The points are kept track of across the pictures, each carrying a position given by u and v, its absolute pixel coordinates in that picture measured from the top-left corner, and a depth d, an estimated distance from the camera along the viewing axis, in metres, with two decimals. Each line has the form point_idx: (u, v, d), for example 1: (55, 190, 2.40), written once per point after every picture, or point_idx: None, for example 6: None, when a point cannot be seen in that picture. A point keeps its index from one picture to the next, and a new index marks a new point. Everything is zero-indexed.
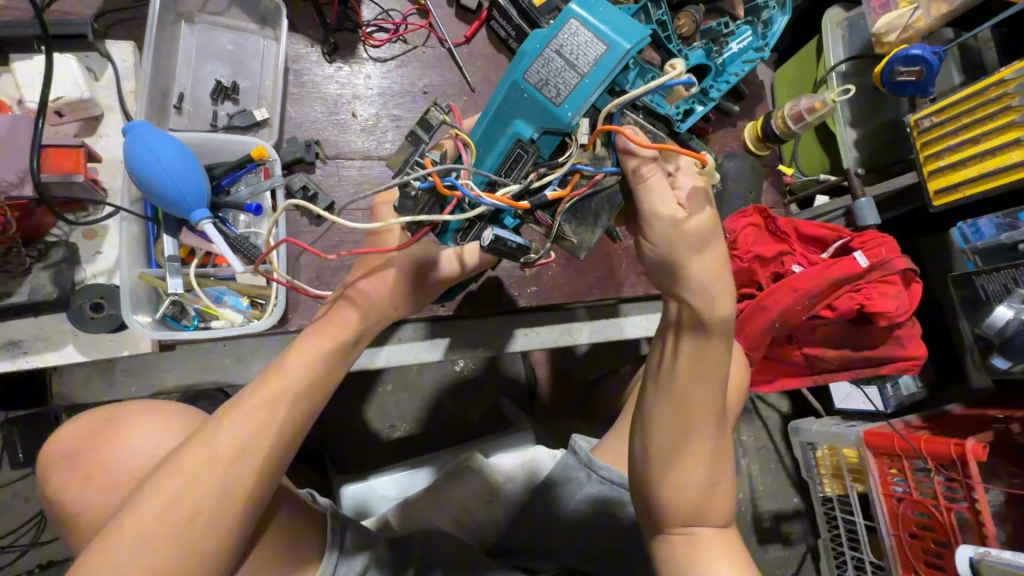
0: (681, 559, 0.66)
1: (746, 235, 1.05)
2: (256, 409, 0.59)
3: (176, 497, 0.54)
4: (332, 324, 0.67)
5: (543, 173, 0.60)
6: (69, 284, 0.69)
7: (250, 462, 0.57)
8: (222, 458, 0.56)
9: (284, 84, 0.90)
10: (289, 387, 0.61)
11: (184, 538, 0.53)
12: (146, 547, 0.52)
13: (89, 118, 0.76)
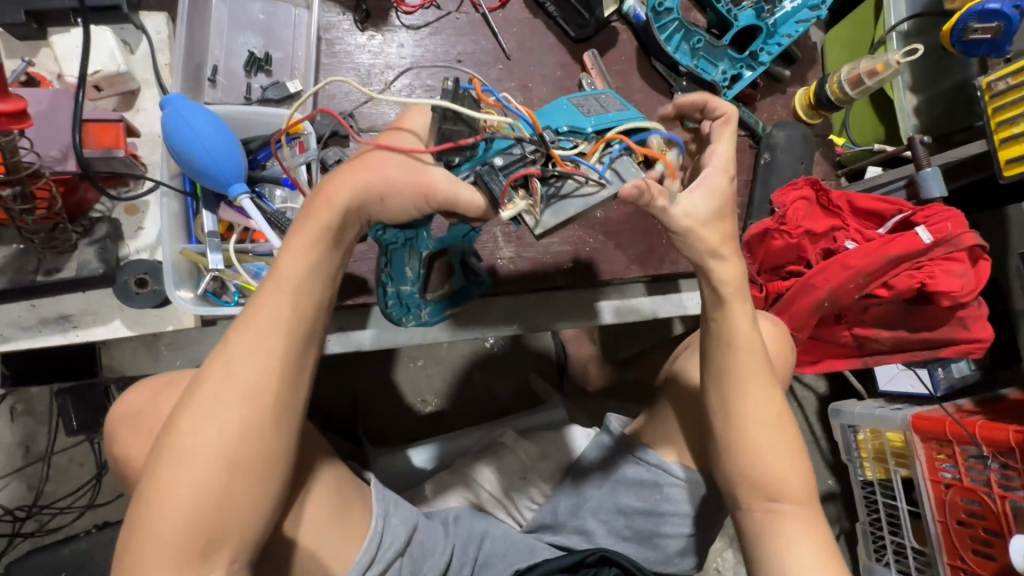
0: (767, 531, 0.69)
1: (797, 209, 0.99)
2: (266, 321, 0.58)
3: (211, 411, 0.55)
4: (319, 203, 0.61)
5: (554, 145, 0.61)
6: (114, 259, 0.69)
7: (270, 370, 0.58)
8: (244, 371, 0.56)
9: (317, 55, 0.87)
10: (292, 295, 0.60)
11: (228, 447, 0.55)
12: (192, 464, 0.54)
13: (126, 92, 0.75)
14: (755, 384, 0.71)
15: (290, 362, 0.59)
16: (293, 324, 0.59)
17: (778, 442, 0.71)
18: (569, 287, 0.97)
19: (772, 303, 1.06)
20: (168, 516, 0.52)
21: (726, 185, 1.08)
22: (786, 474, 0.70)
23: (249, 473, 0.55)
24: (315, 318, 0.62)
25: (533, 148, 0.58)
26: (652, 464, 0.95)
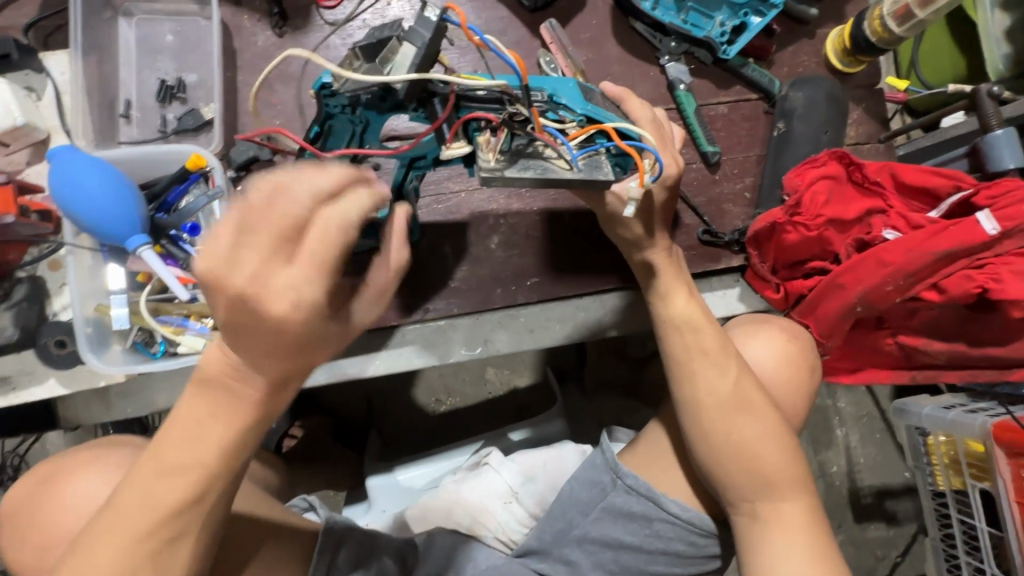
0: (757, 535, 0.71)
1: (816, 192, 0.79)
2: (178, 457, 0.46)
3: (114, 523, 0.48)
4: (223, 345, 0.42)
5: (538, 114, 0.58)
6: (35, 321, 0.69)
7: (190, 498, 0.48)
8: (154, 498, 0.47)
9: (232, 71, 0.80)
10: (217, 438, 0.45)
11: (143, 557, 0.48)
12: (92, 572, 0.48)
13: (37, 143, 0.73)
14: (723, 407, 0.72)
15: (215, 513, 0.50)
16: (214, 464, 0.46)
17: (762, 451, 0.72)
18: (539, 301, 0.87)
19: (793, 306, 0.86)
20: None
21: (730, 166, 0.90)
22: (774, 476, 0.71)
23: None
24: (244, 453, 0.48)
25: (525, 112, 0.56)
26: (641, 493, 0.87)
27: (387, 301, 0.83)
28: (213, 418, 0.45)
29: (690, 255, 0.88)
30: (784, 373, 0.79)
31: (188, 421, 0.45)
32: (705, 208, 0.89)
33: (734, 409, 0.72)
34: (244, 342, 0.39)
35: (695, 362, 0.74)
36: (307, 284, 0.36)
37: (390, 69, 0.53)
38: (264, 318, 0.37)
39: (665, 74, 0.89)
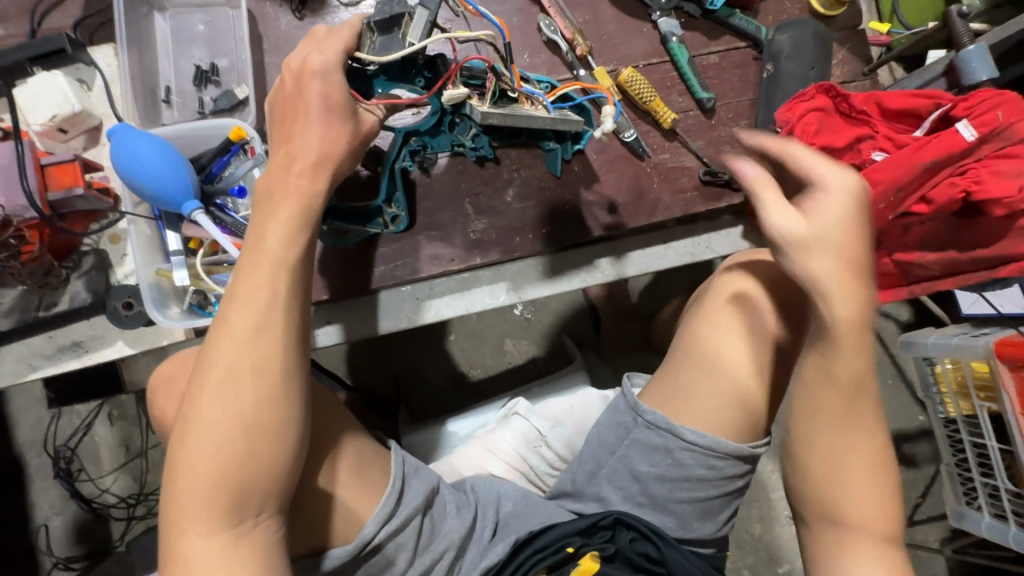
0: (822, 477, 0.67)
1: (807, 123, 0.84)
2: (257, 286, 0.56)
3: (224, 386, 0.54)
4: (283, 163, 0.61)
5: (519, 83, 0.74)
6: (103, 287, 0.76)
7: (271, 334, 0.56)
8: (244, 340, 0.55)
9: (259, 53, 0.87)
10: (278, 256, 0.58)
11: (240, 410, 0.54)
12: (209, 440, 0.53)
13: (91, 128, 0.80)
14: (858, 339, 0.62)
15: (293, 365, 0.56)
16: (284, 282, 0.58)
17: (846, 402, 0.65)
18: (554, 251, 0.94)
19: None
20: (195, 485, 0.53)
21: (725, 110, 0.96)
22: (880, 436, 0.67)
23: (265, 448, 0.54)
24: (304, 277, 0.60)
25: (508, 74, 0.70)
26: (660, 426, 0.92)
27: (414, 260, 0.89)
28: (274, 240, 0.58)
29: (693, 196, 0.94)
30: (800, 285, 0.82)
31: (253, 248, 0.58)
32: (705, 151, 0.95)
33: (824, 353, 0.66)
34: (309, 157, 0.62)
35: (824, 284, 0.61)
36: (333, 125, 0.62)
37: (405, 38, 0.62)
38: (313, 73, 0.61)
39: (657, 29, 0.95)
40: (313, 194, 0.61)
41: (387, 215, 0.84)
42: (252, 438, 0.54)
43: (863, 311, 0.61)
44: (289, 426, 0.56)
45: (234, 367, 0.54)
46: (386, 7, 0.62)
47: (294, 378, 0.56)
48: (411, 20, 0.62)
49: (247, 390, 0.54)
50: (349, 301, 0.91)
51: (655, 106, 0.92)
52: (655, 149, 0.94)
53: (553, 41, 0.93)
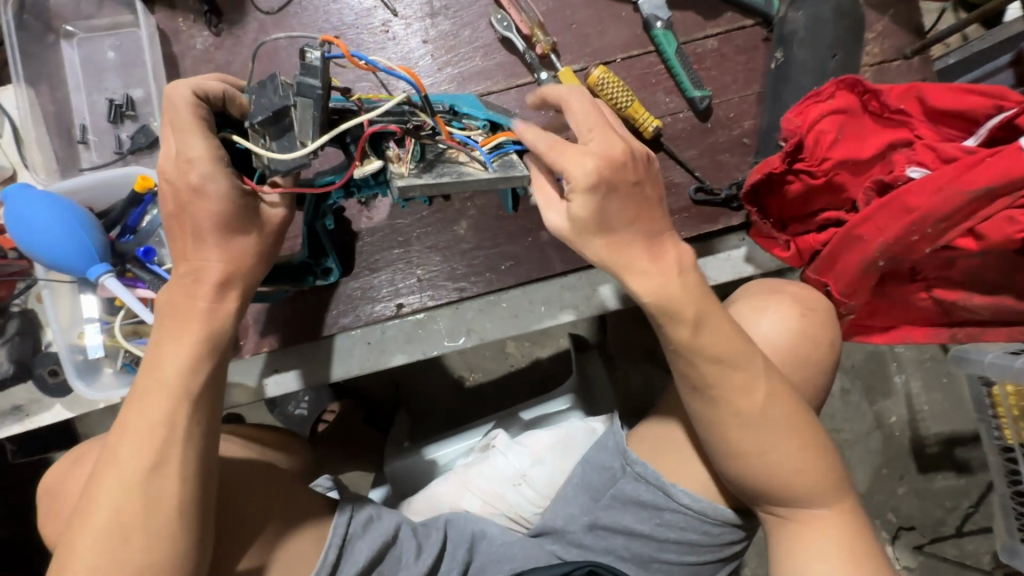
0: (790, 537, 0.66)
1: (822, 132, 0.68)
2: (148, 426, 0.50)
3: (109, 533, 0.48)
4: (185, 282, 0.54)
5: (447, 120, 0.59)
6: (31, 352, 0.73)
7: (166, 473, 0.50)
8: (135, 481, 0.49)
9: (174, 77, 0.77)
10: (172, 389, 0.51)
11: (125, 558, 0.48)
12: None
13: (6, 180, 0.75)
14: (750, 416, 0.62)
15: (190, 502, 0.50)
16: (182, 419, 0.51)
17: (797, 470, 0.63)
18: (518, 284, 0.83)
19: (809, 263, 0.76)
20: None
21: (723, 110, 0.79)
22: (824, 478, 0.64)
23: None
24: (212, 403, 0.54)
25: (430, 120, 0.55)
26: (651, 481, 0.83)
27: (363, 300, 0.81)
28: (173, 368, 0.52)
29: (683, 218, 0.79)
30: (799, 349, 0.69)
31: (149, 378, 0.52)
32: (697, 162, 0.79)
33: (762, 424, 0.62)
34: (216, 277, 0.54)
35: (708, 376, 0.61)
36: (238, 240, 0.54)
37: (302, 137, 0.49)
38: (192, 189, 0.51)
39: (639, 13, 0.78)
40: (221, 315, 0.54)
41: (319, 269, 0.75)
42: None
43: (751, 380, 0.61)
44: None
45: (116, 518, 0.48)
46: (271, 95, 0.48)
47: (195, 520, 0.50)
48: (302, 108, 0.48)
49: (135, 536, 0.48)
50: (294, 346, 0.81)
51: (633, 111, 0.75)
52: None
53: (509, 38, 0.78)
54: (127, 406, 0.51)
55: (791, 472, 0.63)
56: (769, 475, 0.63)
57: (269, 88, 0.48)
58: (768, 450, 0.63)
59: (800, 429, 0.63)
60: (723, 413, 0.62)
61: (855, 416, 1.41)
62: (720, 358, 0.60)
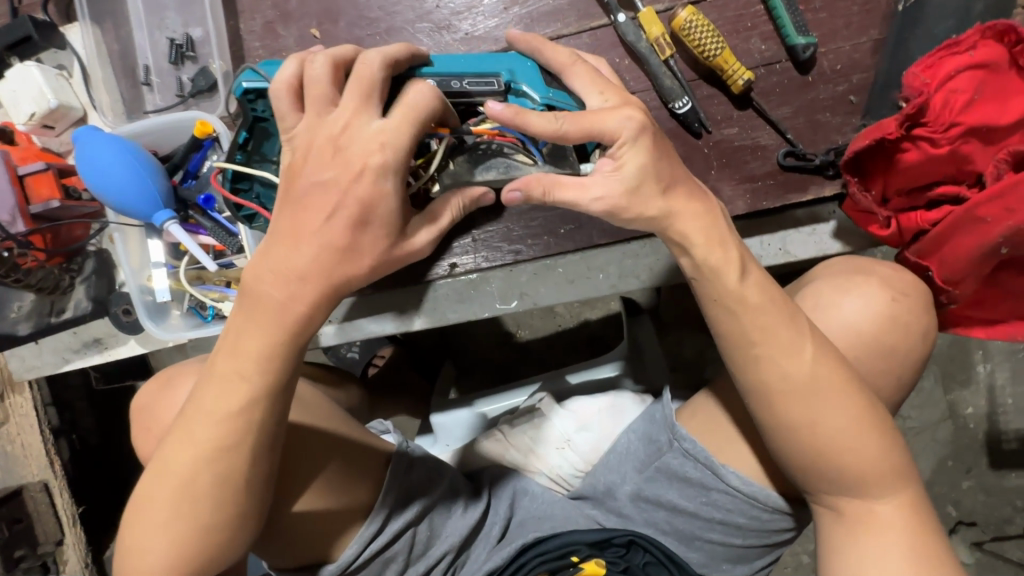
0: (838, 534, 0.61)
1: (953, 91, 0.58)
2: (229, 378, 0.55)
3: (188, 456, 0.55)
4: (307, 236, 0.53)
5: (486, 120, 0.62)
6: (107, 291, 0.76)
7: (235, 425, 0.55)
8: (217, 419, 0.55)
9: (232, 15, 0.74)
10: (251, 378, 0.55)
11: (195, 478, 0.55)
12: (161, 530, 0.56)
13: (76, 121, 0.76)
14: (768, 398, 0.59)
15: (252, 446, 0.56)
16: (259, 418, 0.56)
17: (841, 447, 0.59)
18: (578, 249, 0.78)
19: (909, 243, 0.67)
20: (155, 527, 0.56)
21: (829, 60, 0.68)
22: (865, 469, 0.60)
23: (205, 544, 0.56)
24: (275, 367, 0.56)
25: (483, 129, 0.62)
26: (699, 459, 0.78)
27: (415, 258, 0.78)
28: (252, 347, 0.55)
29: (767, 185, 0.71)
30: (878, 339, 0.63)
31: (231, 372, 0.55)
32: (791, 123, 0.69)
33: (801, 395, 0.58)
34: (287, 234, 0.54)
35: (760, 347, 0.58)
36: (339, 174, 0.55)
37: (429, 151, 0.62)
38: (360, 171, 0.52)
39: None
40: (289, 314, 0.55)
41: None
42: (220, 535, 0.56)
43: (790, 359, 0.58)
44: (243, 522, 0.57)
45: (195, 476, 0.55)
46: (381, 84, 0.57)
47: (253, 465, 0.56)
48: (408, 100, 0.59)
49: (206, 466, 0.55)
50: (365, 299, 0.80)
51: (722, 61, 0.66)
52: (717, 122, 0.70)
53: None
54: (218, 363, 0.56)
55: (819, 461, 0.60)
56: (799, 454, 0.60)
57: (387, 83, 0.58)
58: (794, 437, 0.60)
59: (839, 416, 0.59)
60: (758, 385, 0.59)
61: (926, 404, 1.30)
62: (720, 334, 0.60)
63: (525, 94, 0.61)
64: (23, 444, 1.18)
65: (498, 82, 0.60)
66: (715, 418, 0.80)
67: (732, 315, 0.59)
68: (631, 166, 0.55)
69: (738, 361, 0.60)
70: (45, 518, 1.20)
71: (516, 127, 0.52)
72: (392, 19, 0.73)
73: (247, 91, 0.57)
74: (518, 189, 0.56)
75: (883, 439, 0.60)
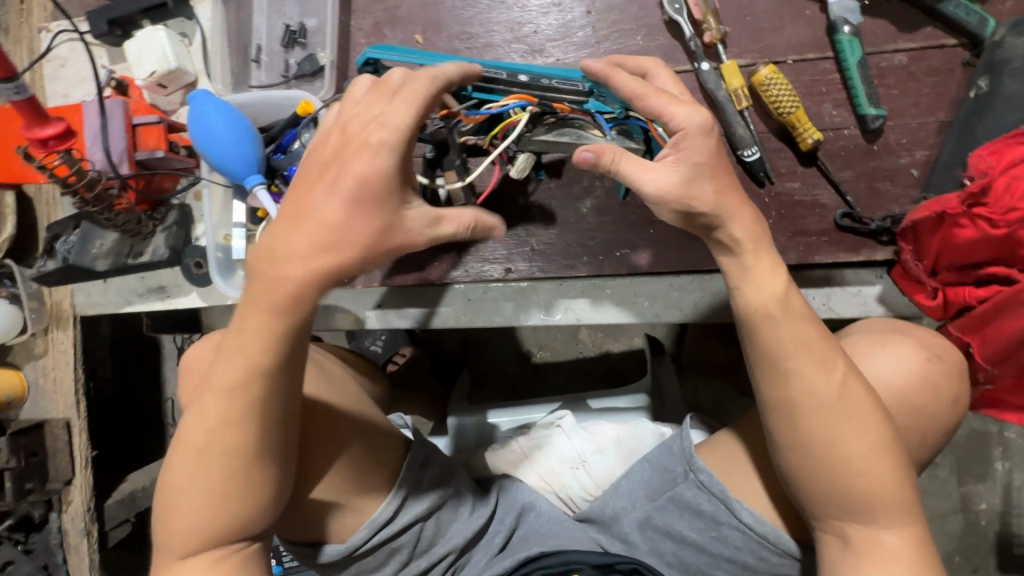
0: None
1: (1017, 178, 0.60)
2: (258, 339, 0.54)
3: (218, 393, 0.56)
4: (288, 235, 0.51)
5: (572, 108, 0.63)
6: (182, 242, 0.81)
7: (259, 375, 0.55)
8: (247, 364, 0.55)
9: (348, 13, 0.81)
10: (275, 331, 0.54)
11: (220, 412, 0.57)
12: (190, 446, 0.58)
13: (187, 85, 0.83)
14: (791, 415, 0.60)
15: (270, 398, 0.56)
16: (263, 381, 0.55)
17: (862, 474, 0.59)
18: (627, 274, 0.81)
19: (953, 318, 0.69)
20: (185, 442, 0.58)
21: (895, 134, 0.72)
22: (884, 506, 0.59)
23: (217, 474, 0.57)
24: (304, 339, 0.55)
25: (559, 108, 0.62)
26: (714, 493, 0.79)
27: (472, 259, 0.82)
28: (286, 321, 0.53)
29: (820, 241, 0.74)
30: (915, 394, 0.63)
31: (237, 338, 0.55)
32: (851, 186, 0.73)
33: (833, 417, 0.59)
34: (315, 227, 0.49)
35: (792, 360, 0.60)
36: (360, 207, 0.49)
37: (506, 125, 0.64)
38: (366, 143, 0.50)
39: (826, 14, 0.72)
40: None
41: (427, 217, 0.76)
42: (234, 489, 0.57)
43: (825, 386, 0.59)
44: (253, 472, 0.57)
45: (219, 410, 0.56)
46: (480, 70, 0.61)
47: (267, 423, 0.57)
48: (494, 78, 0.61)
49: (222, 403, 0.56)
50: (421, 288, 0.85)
51: (794, 119, 0.70)
52: (781, 175, 0.74)
53: (676, 21, 0.75)
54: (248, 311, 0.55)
55: (833, 491, 0.60)
56: (818, 485, 0.60)
57: (482, 68, 0.61)
58: (811, 461, 0.60)
59: (861, 443, 0.59)
60: (783, 400, 0.60)
61: (938, 493, 1.28)
62: (759, 350, 0.61)
63: (605, 99, 0.64)
64: (54, 380, 1.22)
65: (580, 85, 0.63)
66: (732, 454, 0.80)
67: (769, 322, 0.60)
68: (695, 165, 0.57)
69: (766, 373, 0.61)
70: (59, 456, 1.22)
71: (602, 77, 0.58)
72: (490, 37, 0.79)
73: (367, 61, 0.64)
74: (590, 151, 0.56)
75: (907, 485, 0.60)
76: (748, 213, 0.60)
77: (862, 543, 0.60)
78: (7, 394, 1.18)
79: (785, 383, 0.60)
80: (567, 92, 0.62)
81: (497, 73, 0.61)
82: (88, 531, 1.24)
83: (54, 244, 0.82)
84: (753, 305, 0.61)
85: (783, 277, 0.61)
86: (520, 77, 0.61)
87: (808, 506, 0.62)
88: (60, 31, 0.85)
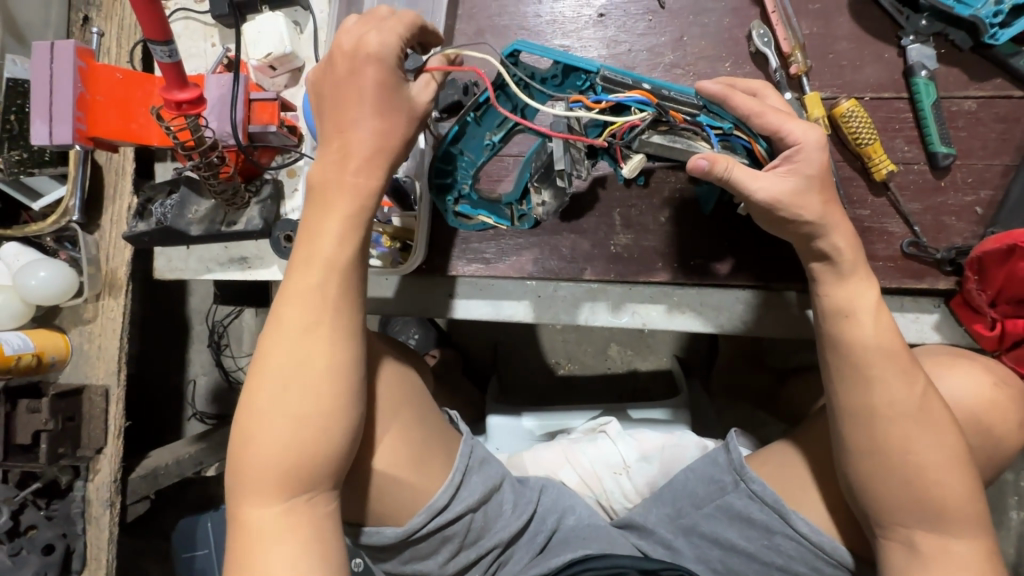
0: None
1: None
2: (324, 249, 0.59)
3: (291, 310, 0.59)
4: (337, 159, 0.60)
5: (686, 120, 0.65)
6: (272, 216, 0.84)
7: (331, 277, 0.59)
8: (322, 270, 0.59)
9: (454, 19, 0.87)
10: (346, 222, 0.59)
11: (299, 329, 0.58)
12: (270, 374, 0.57)
13: (294, 69, 0.88)
14: (868, 419, 0.63)
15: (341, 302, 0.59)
16: (332, 280, 0.59)
17: (937, 480, 0.62)
18: (695, 284, 0.85)
19: (1007, 349, 0.74)
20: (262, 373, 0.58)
21: (962, 173, 0.77)
22: (954, 515, 0.62)
23: (298, 391, 0.56)
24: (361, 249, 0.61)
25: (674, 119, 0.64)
26: (768, 503, 0.81)
27: (548, 257, 0.86)
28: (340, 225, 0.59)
29: (886, 266, 0.78)
30: (981, 413, 0.67)
31: (304, 249, 0.60)
32: (919, 218, 0.78)
33: (912, 425, 0.62)
34: (365, 151, 0.59)
35: (877, 366, 0.63)
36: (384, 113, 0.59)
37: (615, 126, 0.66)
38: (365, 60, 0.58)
39: (904, 59, 0.78)
40: None
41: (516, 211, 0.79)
42: (313, 399, 0.56)
43: (904, 397, 0.62)
44: (334, 382, 0.57)
45: (297, 324, 0.58)
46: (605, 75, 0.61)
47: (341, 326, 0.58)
48: (617, 84, 0.61)
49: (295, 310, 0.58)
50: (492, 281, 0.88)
51: (871, 151, 0.76)
52: (853, 202, 0.79)
53: (763, 53, 0.81)
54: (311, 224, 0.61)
55: (905, 499, 0.63)
56: (888, 488, 0.63)
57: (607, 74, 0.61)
58: (886, 467, 0.63)
59: (934, 454, 0.62)
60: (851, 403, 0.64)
61: None
62: (842, 356, 0.64)
63: (716, 115, 0.67)
64: (99, 347, 1.13)
65: (696, 99, 0.65)
66: (790, 468, 0.82)
67: (854, 330, 0.64)
68: (799, 177, 0.62)
69: (847, 378, 0.64)
70: (95, 422, 1.14)
71: (720, 98, 0.63)
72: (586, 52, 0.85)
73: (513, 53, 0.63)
74: (705, 159, 0.60)
75: (976, 497, 0.63)
76: (840, 226, 0.64)
77: (932, 549, 0.63)
78: (52, 355, 1.10)
79: (867, 389, 0.63)
80: (684, 104, 0.64)
81: (621, 78, 0.61)
82: (112, 502, 1.16)
83: (148, 206, 0.86)
84: (846, 313, 0.65)
85: (873, 291, 0.65)
86: (644, 85, 0.62)
87: (879, 513, 0.64)
88: (177, 8, 0.90)
